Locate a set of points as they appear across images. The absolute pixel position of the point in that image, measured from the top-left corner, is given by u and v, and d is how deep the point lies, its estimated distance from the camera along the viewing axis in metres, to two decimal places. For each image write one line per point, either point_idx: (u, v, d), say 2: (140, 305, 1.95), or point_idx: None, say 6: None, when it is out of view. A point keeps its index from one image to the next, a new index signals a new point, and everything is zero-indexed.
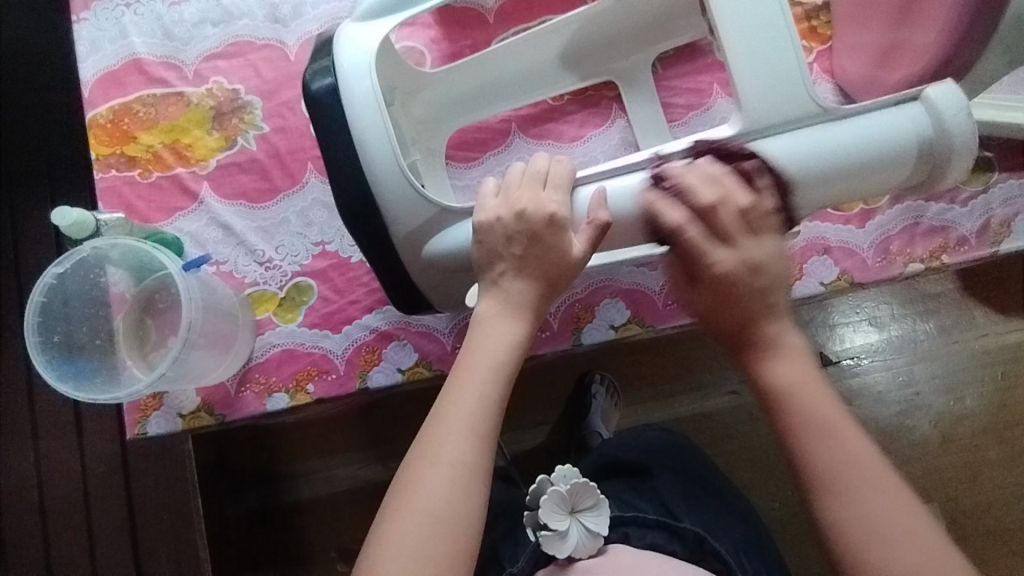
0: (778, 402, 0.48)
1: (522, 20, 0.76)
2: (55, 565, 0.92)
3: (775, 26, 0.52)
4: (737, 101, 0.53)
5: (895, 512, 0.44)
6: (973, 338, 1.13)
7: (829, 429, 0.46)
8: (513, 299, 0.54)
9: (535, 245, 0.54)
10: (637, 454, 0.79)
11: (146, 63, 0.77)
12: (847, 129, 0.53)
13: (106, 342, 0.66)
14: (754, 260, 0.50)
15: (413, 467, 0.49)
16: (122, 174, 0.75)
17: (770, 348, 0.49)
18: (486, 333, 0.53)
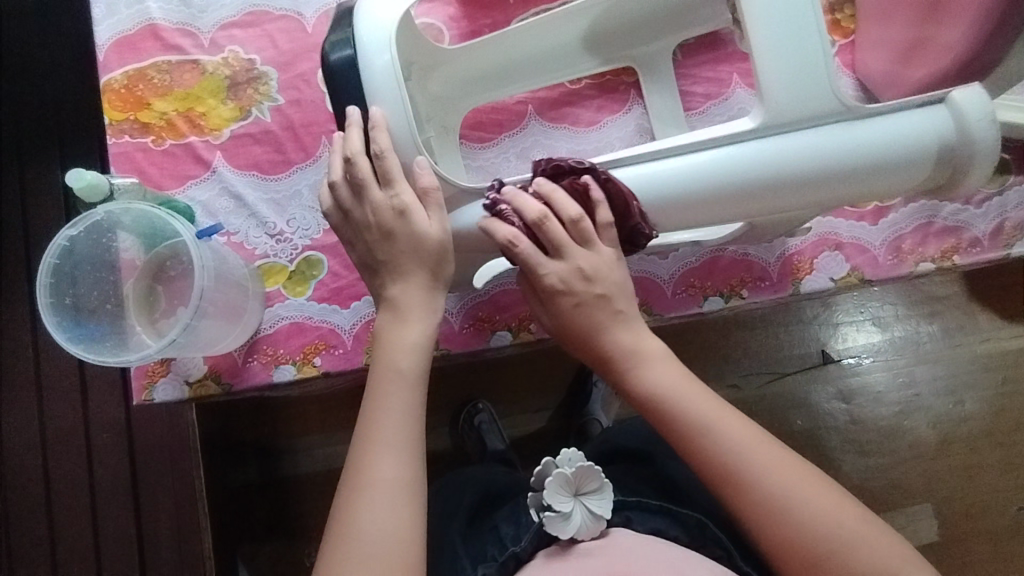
0: (665, 402, 0.56)
1: (543, 2, 0.75)
2: (61, 519, 0.95)
3: (805, 17, 0.51)
4: (761, 94, 0.52)
5: (797, 481, 0.52)
6: (976, 342, 1.14)
7: (716, 420, 0.55)
8: (405, 303, 0.57)
9: (394, 244, 0.57)
10: (641, 442, 0.81)
11: (162, 30, 0.76)
12: (866, 130, 0.52)
13: (116, 306, 0.67)
14: (585, 268, 0.56)
15: (353, 494, 0.53)
16: (135, 140, 0.74)
17: (632, 357, 0.57)
18: (394, 348, 0.57)
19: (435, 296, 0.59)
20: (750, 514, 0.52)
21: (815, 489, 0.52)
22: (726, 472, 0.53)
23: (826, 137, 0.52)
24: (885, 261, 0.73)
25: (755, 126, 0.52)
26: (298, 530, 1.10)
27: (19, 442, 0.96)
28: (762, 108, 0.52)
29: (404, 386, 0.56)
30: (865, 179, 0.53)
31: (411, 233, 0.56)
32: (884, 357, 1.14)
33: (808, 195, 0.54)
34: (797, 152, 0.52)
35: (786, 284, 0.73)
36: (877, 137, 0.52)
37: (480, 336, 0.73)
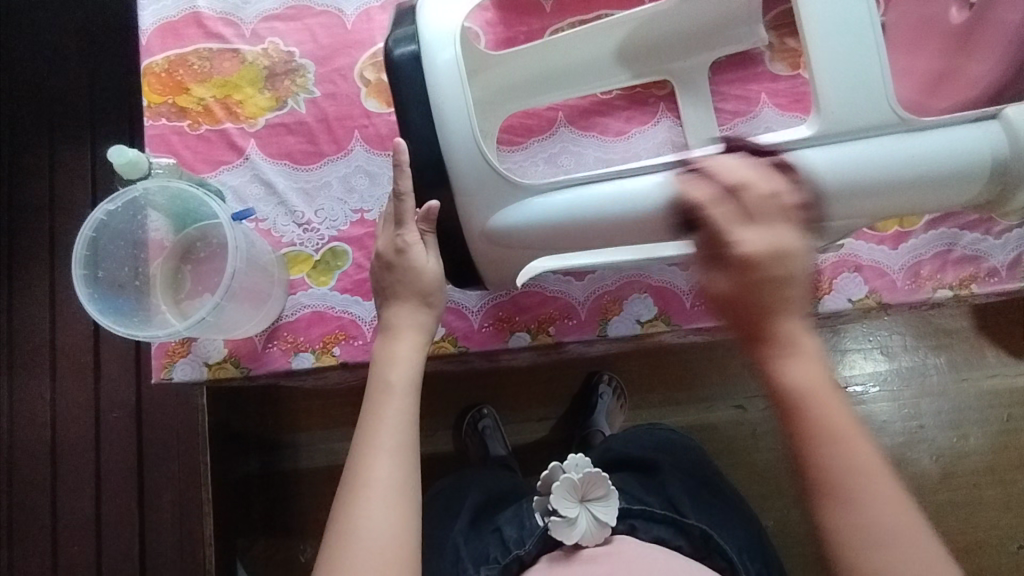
0: (801, 407, 0.50)
1: (580, 13, 0.77)
2: (63, 496, 0.96)
3: (862, 33, 0.52)
4: (816, 103, 0.53)
5: (903, 523, 0.49)
6: (983, 378, 1.14)
7: (834, 432, 0.50)
8: (395, 320, 0.61)
9: (394, 275, 0.61)
10: (646, 451, 0.83)
11: (205, 18, 0.77)
12: (924, 141, 0.53)
13: (143, 284, 0.68)
14: (776, 245, 0.50)
15: (349, 502, 0.53)
16: (171, 123, 0.75)
17: (785, 347, 0.51)
18: (388, 362, 0.59)
19: (430, 319, 0.62)
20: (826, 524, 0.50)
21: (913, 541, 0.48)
22: (823, 481, 0.49)
23: (884, 146, 0.53)
24: (903, 286, 0.74)
25: (810, 134, 0.53)
26: (294, 527, 1.10)
27: (28, 417, 0.97)
28: (819, 117, 0.53)
29: (396, 398, 0.57)
30: (916, 188, 0.54)
31: (409, 269, 0.60)
32: (889, 385, 1.14)
33: (868, 200, 0.54)
34: (857, 160, 0.53)
35: (803, 302, 0.73)
36: (932, 149, 0.53)
37: (499, 336, 0.74)
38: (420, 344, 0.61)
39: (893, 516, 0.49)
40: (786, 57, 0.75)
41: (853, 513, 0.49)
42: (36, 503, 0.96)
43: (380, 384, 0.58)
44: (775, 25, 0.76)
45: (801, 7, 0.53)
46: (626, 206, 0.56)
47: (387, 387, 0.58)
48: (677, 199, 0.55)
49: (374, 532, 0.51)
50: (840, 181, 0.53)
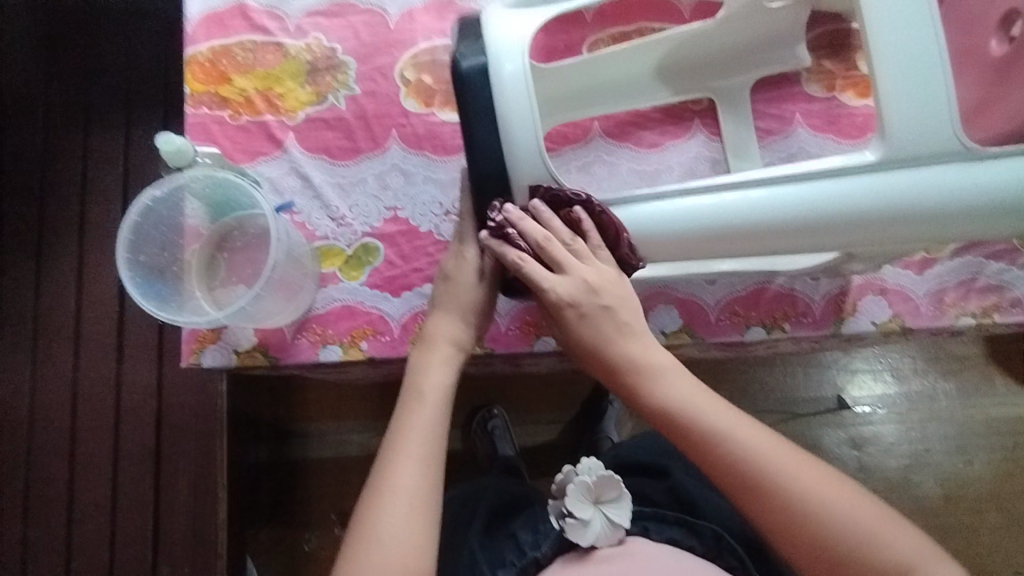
0: (677, 419, 0.56)
1: (619, 24, 0.78)
2: (80, 471, 0.97)
3: (930, 62, 0.52)
4: (879, 129, 0.53)
5: (825, 485, 0.54)
6: (991, 405, 1.15)
7: (664, 374, 0.58)
8: (444, 330, 0.63)
9: (447, 285, 0.65)
10: (654, 456, 0.85)
11: (251, 10, 0.78)
12: (986, 170, 0.53)
13: (181, 270, 0.69)
14: (590, 282, 0.58)
15: (375, 505, 0.54)
16: (212, 113, 0.76)
17: (645, 372, 0.58)
18: (422, 371, 0.61)
19: (467, 332, 0.64)
20: (763, 509, 0.54)
21: (824, 477, 0.54)
22: (741, 474, 0.54)
23: (945, 175, 0.53)
24: (927, 311, 0.74)
25: (872, 159, 0.53)
26: (301, 516, 1.11)
27: (48, 393, 0.98)
28: (882, 143, 0.53)
29: (428, 408, 0.58)
30: (977, 216, 0.54)
31: (461, 283, 0.64)
32: (897, 407, 1.15)
33: (923, 227, 0.55)
34: (912, 188, 0.53)
35: (828, 322, 0.74)
36: (994, 177, 0.53)
37: (525, 339, 0.75)
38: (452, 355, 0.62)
39: (811, 481, 0.54)
40: (822, 78, 0.76)
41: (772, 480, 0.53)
42: (52, 478, 0.97)
43: (413, 392, 0.59)
44: (813, 46, 0.77)
45: (867, 31, 0.53)
46: (686, 219, 0.57)
47: (418, 395, 0.59)
48: (729, 217, 0.56)
49: (393, 537, 0.52)
50: (893, 208, 0.54)
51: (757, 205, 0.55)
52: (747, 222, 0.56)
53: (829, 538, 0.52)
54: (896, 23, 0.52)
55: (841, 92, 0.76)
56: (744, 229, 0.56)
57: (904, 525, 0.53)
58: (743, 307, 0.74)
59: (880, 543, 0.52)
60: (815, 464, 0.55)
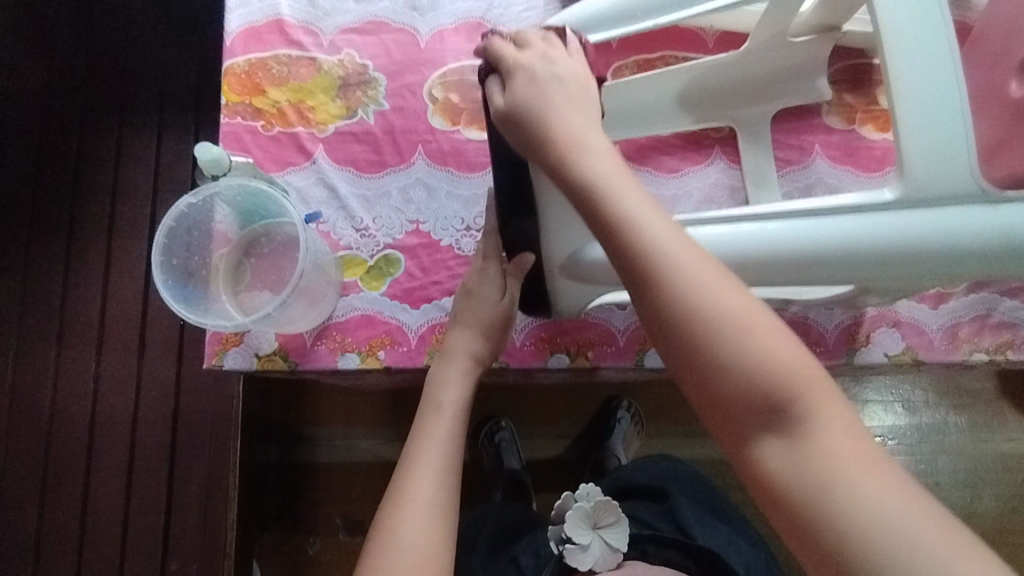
0: (598, 198, 0.46)
1: (643, 52, 0.80)
2: (96, 464, 0.99)
3: (952, 106, 0.53)
4: (901, 167, 0.53)
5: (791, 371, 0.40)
6: (1002, 441, 1.15)
7: (594, 156, 0.48)
8: (461, 345, 0.64)
9: (467, 302, 0.66)
10: (653, 479, 0.85)
11: (288, 25, 0.81)
12: (1007, 213, 0.53)
13: (208, 274, 0.71)
14: (549, 58, 0.52)
15: (392, 514, 0.54)
16: (246, 122, 0.79)
17: (594, 179, 0.46)
18: (440, 384, 0.63)
19: (484, 350, 0.65)
20: (690, 357, 0.42)
21: (769, 331, 0.41)
22: (645, 265, 0.43)
23: (965, 216, 0.53)
24: (940, 345, 0.75)
25: (893, 197, 0.54)
26: (308, 519, 1.12)
27: (69, 385, 1.01)
28: (903, 181, 0.54)
29: (445, 419, 0.60)
30: (998, 259, 0.54)
31: (481, 301, 0.66)
32: (908, 439, 1.15)
33: (943, 267, 0.55)
34: (932, 229, 0.53)
35: (840, 352, 0.75)
36: (1016, 220, 0.53)
37: (539, 355, 0.76)
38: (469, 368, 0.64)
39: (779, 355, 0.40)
40: (842, 112, 0.78)
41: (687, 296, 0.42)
42: (69, 470, 0.99)
43: (431, 406, 0.61)
44: (835, 80, 0.78)
45: (891, 68, 0.54)
46: (706, 247, 0.57)
47: (436, 407, 0.61)
48: (746, 248, 0.57)
49: (411, 540, 0.52)
50: (913, 247, 0.54)
51: (781, 239, 0.56)
52: (770, 256, 0.56)
53: (728, 388, 0.40)
54: (917, 62, 0.54)
55: (861, 125, 0.77)
56: (760, 261, 0.57)
57: (890, 463, 0.38)
58: None
59: (805, 416, 0.39)
60: (783, 333, 0.41)
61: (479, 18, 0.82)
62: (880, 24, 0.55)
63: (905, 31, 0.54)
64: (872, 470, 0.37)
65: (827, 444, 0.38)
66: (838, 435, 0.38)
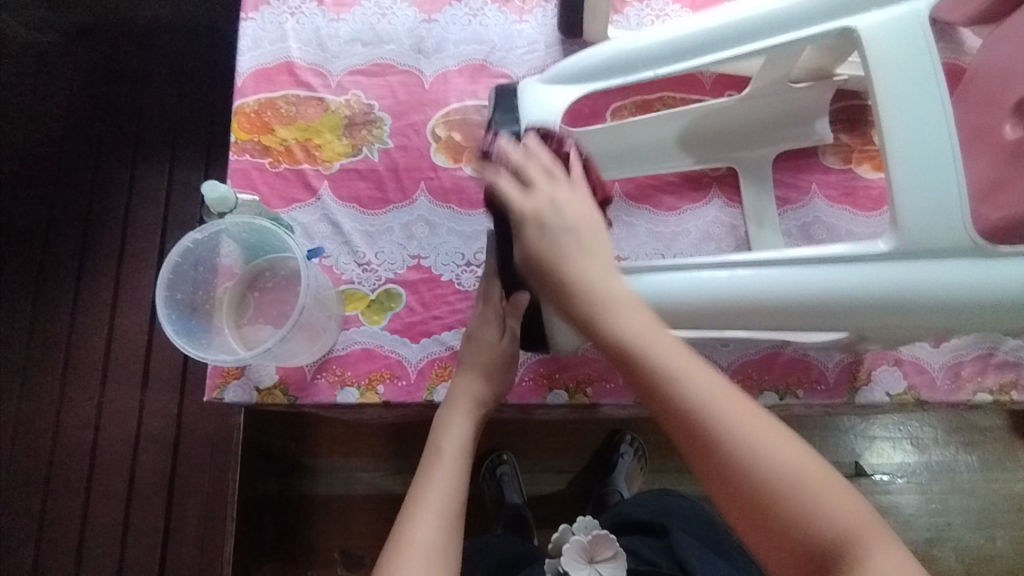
0: (600, 315, 0.51)
1: (642, 93, 0.82)
2: (94, 495, 0.99)
3: (944, 157, 0.53)
4: (894, 218, 0.54)
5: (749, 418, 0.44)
6: (1015, 481, 1.12)
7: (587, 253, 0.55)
8: (464, 389, 0.65)
9: (470, 345, 0.67)
10: (652, 513, 0.85)
11: (297, 67, 0.84)
12: (998, 269, 0.54)
13: (212, 307, 0.72)
14: (552, 204, 0.55)
15: (390, 559, 0.51)
16: (254, 160, 0.81)
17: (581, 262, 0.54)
18: (442, 428, 0.62)
19: (486, 393, 0.66)
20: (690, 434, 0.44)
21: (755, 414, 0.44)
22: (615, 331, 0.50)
23: (958, 271, 0.54)
24: (942, 384, 0.74)
25: (887, 247, 0.54)
26: (305, 554, 1.11)
27: (72, 415, 1.01)
28: (897, 234, 0.54)
29: (446, 463, 0.59)
30: (986, 310, 0.55)
31: (482, 344, 0.67)
32: (918, 478, 1.13)
33: (938, 318, 0.56)
34: (929, 282, 0.54)
35: (841, 391, 0.74)
36: (1004, 276, 0.54)
37: (537, 391, 0.76)
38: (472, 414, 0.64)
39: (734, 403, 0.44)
40: (839, 151, 0.79)
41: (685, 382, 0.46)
42: (67, 501, 0.99)
43: (432, 449, 0.61)
44: (831, 120, 0.80)
45: (882, 115, 0.54)
46: (705, 293, 0.58)
47: (438, 454, 0.60)
48: (744, 293, 0.57)
49: None
50: (910, 295, 0.54)
51: (779, 285, 0.57)
52: (769, 299, 0.57)
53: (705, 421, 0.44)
54: (907, 105, 0.54)
55: (857, 164, 0.78)
56: (759, 304, 0.57)
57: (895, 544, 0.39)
58: (756, 371, 0.75)
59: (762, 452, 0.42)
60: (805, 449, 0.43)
61: (482, 61, 0.85)
62: (871, 68, 0.55)
63: (895, 77, 0.54)
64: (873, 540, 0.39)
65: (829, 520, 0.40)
66: (834, 505, 0.41)
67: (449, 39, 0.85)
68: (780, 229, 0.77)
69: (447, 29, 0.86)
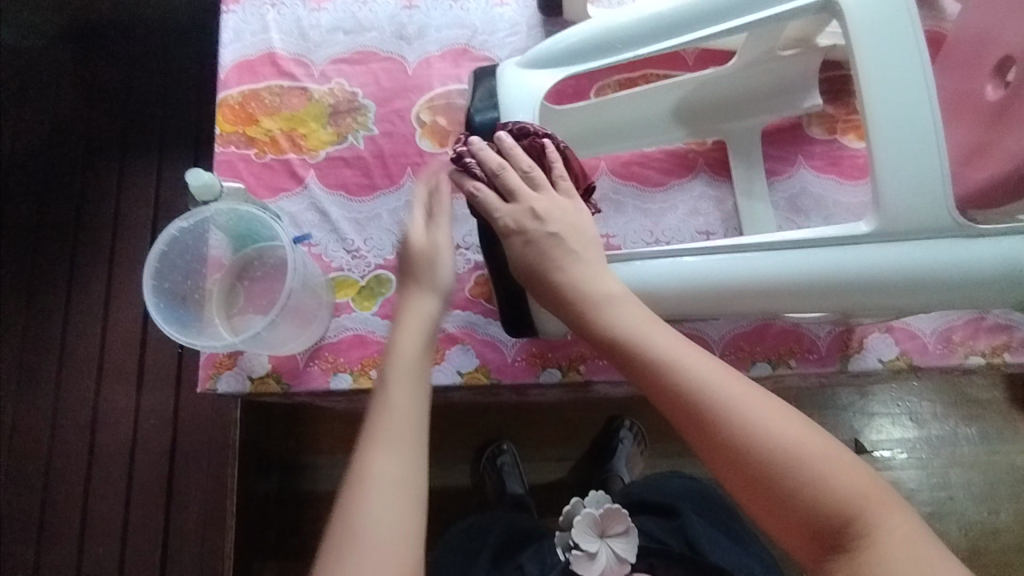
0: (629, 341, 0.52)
1: (625, 71, 0.82)
2: (94, 494, 0.99)
3: (921, 119, 0.54)
4: (874, 177, 0.55)
5: (784, 425, 0.46)
6: (1016, 452, 1.12)
7: (581, 259, 0.57)
8: (412, 308, 0.59)
9: (409, 260, 0.60)
10: (666, 497, 0.85)
11: (280, 57, 0.84)
12: (975, 248, 0.55)
13: (202, 297, 0.72)
14: (537, 209, 0.57)
15: (353, 494, 0.49)
16: (240, 151, 0.81)
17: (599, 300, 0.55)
18: (394, 349, 0.56)
19: (436, 309, 0.59)
20: (708, 441, 0.47)
21: (760, 398, 0.48)
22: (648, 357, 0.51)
23: (935, 250, 0.55)
24: (935, 350, 0.74)
25: (869, 230, 0.55)
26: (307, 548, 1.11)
27: (69, 416, 1.01)
28: (878, 216, 0.55)
29: (404, 383, 0.54)
30: (959, 291, 0.56)
31: (424, 255, 0.59)
32: (919, 453, 1.13)
33: (917, 297, 0.56)
34: (905, 262, 0.55)
35: (833, 359, 0.74)
36: (980, 256, 0.55)
37: (530, 370, 0.76)
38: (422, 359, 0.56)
39: (766, 416, 0.47)
40: (823, 122, 0.79)
41: (679, 374, 0.49)
42: (66, 501, 0.99)
43: (386, 369, 0.55)
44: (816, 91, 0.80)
45: (862, 80, 0.55)
46: (690, 277, 0.58)
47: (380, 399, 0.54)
48: (726, 276, 0.57)
49: (376, 520, 0.48)
50: (889, 267, 0.55)
51: (765, 274, 0.57)
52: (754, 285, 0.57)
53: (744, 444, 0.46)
54: (884, 71, 0.55)
55: (842, 134, 0.78)
56: (739, 284, 0.57)
57: (903, 506, 0.45)
58: (748, 343, 0.75)
59: (814, 470, 0.45)
60: (839, 449, 0.46)
61: (465, 45, 0.85)
62: (849, 32, 0.56)
63: (874, 44, 0.55)
64: (885, 508, 0.44)
65: (844, 497, 0.44)
66: (864, 492, 0.44)
67: (431, 24, 0.85)
68: (769, 201, 0.77)
69: (428, 14, 0.86)
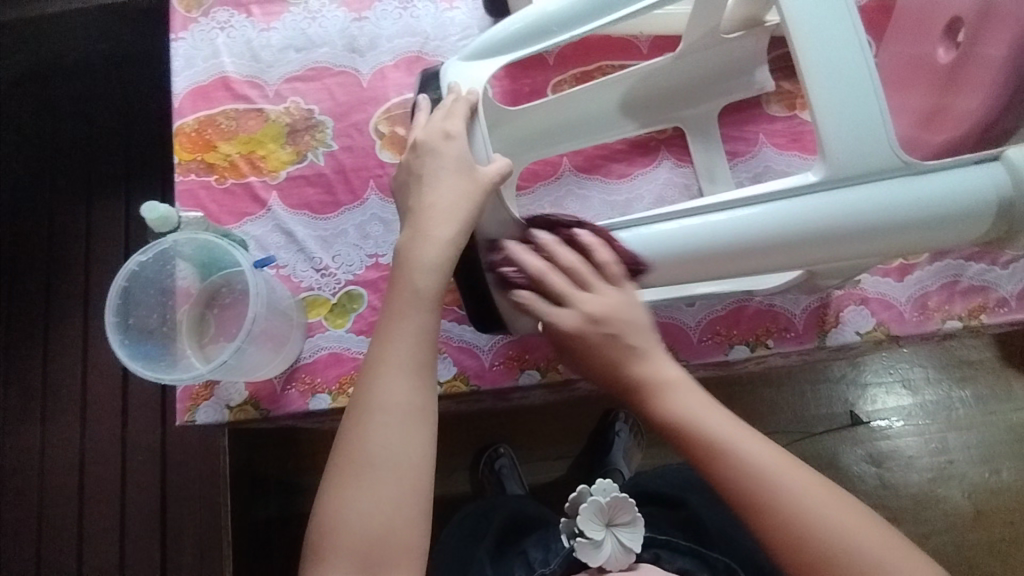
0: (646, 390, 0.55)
1: (580, 65, 0.82)
2: (88, 536, 0.98)
3: (861, 84, 0.54)
4: (822, 148, 0.54)
5: (785, 465, 0.51)
6: (1012, 411, 1.12)
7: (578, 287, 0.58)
8: (446, 167, 0.59)
9: (421, 151, 0.61)
10: (675, 488, 0.84)
11: (233, 81, 0.83)
12: (924, 185, 0.54)
13: (170, 330, 0.71)
14: (540, 271, 0.58)
15: (356, 421, 0.52)
16: (200, 178, 0.80)
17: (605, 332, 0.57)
18: (413, 258, 0.56)
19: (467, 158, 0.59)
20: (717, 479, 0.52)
21: (761, 443, 0.52)
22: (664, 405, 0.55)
23: (884, 189, 0.54)
24: (911, 318, 0.74)
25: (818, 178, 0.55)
26: None
27: (57, 459, 1.01)
28: (825, 164, 0.54)
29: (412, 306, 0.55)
30: (917, 233, 0.55)
31: (430, 145, 0.60)
32: (915, 420, 1.13)
33: (872, 243, 0.55)
34: (853, 205, 0.54)
35: (811, 336, 0.74)
36: (926, 191, 0.54)
37: (510, 373, 0.75)
38: (416, 370, 0.53)
39: (774, 461, 0.51)
40: (781, 99, 0.79)
41: (698, 426, 0.53)
42: (61, 545, 0.98)
43: (405, 292, 0.55)
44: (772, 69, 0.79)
45: (800, 52, 0.54)
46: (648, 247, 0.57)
47: (365, 404, 0.52)
48: (686, 244, 0.57)
49: (380, 449, 0.51)
50: (844, 219, 0.54)
51: (722, 231, 0.56)
52: (715, 252, 0.56)
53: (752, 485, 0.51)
54: (822, 42, 0.54)
55: (802, 110, 0.78)
56: (694, 250, 0.56)
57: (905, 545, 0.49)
58: (724, 327, 0.75)
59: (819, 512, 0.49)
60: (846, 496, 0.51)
61: (417, 52, 0.84)
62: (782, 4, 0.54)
63: (809, 14, 0.54)
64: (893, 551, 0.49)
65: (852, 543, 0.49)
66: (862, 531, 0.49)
67: (383, 35, 0.85)
68: (733, 182, 0.76)
69: (378, 25, 0.85)
